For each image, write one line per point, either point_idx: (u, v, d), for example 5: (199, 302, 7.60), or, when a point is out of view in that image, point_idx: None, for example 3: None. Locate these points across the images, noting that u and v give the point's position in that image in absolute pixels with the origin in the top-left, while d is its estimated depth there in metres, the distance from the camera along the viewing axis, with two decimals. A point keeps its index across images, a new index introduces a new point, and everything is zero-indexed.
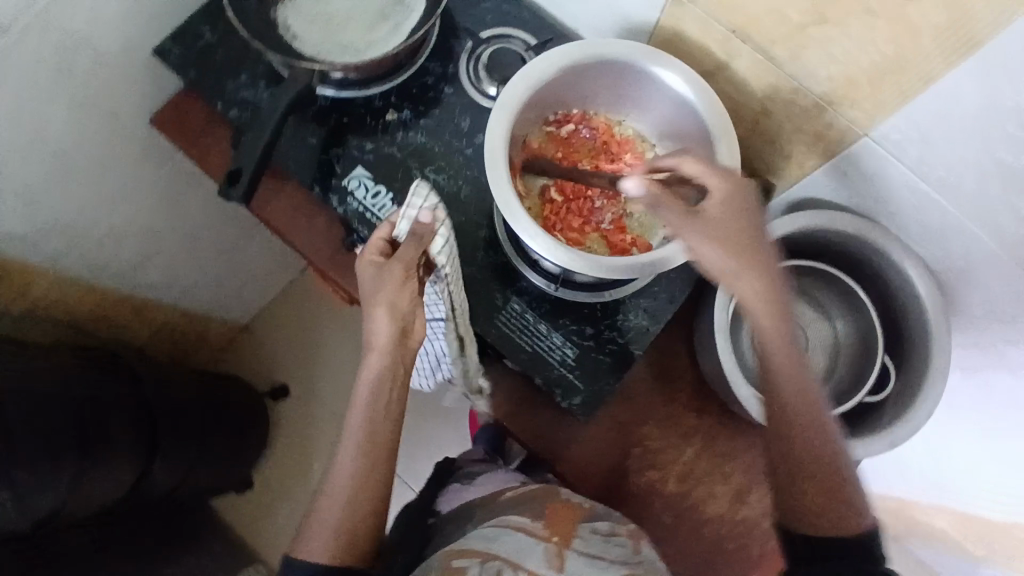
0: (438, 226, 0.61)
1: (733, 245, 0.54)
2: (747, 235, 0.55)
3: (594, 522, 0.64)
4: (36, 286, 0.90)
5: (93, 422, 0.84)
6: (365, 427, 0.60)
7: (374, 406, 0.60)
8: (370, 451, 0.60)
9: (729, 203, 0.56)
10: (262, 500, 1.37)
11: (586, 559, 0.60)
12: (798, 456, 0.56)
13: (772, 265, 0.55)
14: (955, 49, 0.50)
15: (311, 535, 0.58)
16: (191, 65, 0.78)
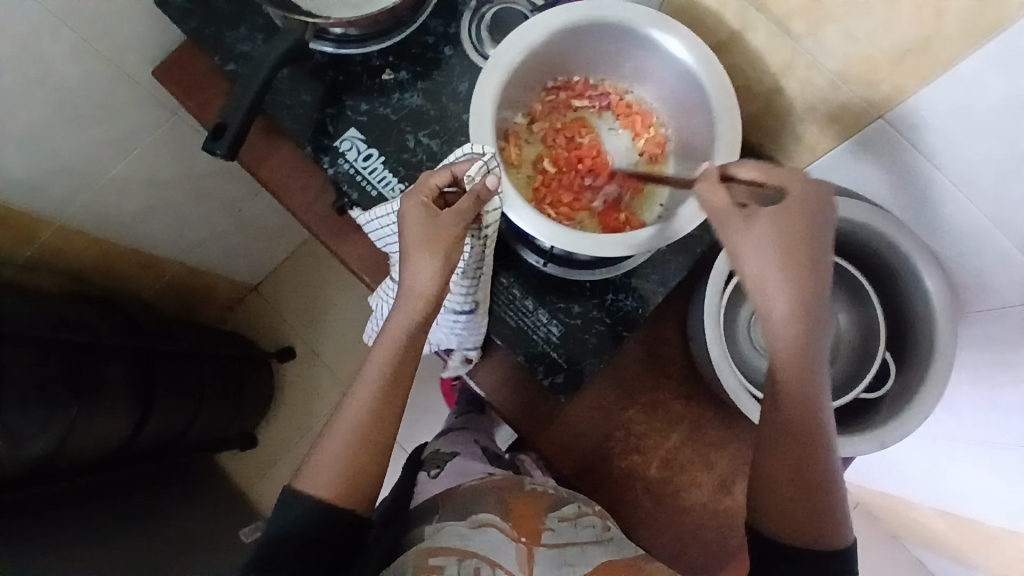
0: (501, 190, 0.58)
1: (789, 251, 0.52)
2: (800, 249, 0.52)
3: (560, 511, 0.64)
4: (41, 233, 0.91)
5: (94, 368, 0.86)
6: (384, 375, 0.60)
7: (395, 357, 0.60)
8: (386, 401, 0.61)
9: (791, 211, 0.53)
10: (263, 455, 1.40)
11: (557, 550, 0.60)
12: (788, 465, 0.55)
13: (817, 277, 0.53)
14: (981, 31, 0.47)
15: (314, 470, 0.59)
16: (192, 14, 0.77)
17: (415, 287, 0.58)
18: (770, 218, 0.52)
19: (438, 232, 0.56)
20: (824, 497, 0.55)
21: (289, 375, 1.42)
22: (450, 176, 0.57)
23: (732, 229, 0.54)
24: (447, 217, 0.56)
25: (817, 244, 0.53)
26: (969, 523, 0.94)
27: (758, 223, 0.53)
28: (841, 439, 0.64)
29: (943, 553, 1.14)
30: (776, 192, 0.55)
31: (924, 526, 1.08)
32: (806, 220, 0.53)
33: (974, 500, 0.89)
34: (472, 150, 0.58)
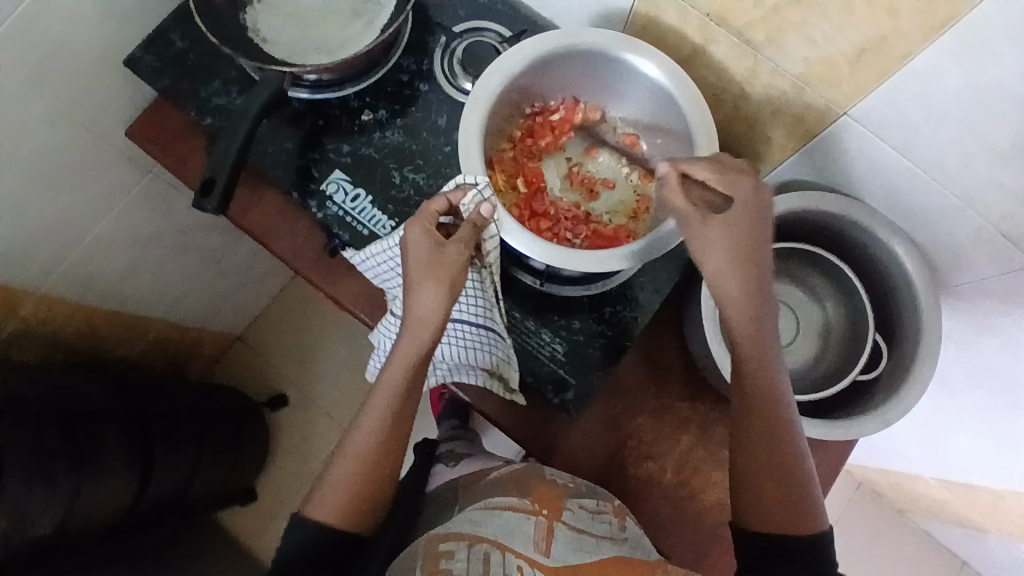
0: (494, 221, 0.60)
1: (739, 248, 0.55)
2: (748, 251, 0.55)
3: (580, 499, 0.65)
4: (24, 304, 0.89)
5: (89, 438, 0.84)
6: (393, 400, 0.61)
7: (406, 379, 0.60)
8: (396, 426, 0.61)
9: (737, 217, 0.55)
10: (265, 508, 1.36)
11: (575, 533, 0.61)
12: (754, 450, 0.57)
13: (760, 268, 0.56)
14: (933, 25, 0.50)
15: (326, 492, 0.60)
16: (164, 72, 0.77)
17: (423, 316, 0.58)
18: (720, 223, 0.55)
19: (441, 262, 0.58)
20: (799, 498, 0.56)
21: (284, 422, 1.40)
22: (447, 205, 0.60)
23: (687, 231, 0.56)
24: (446, 249, 0.58)
25: (761, 245, 0.56)
26: (972, 489, 0.96)
27: (712, 226, 0.55)
28: (845, 423, 0.66)
29: (949, 521, 1.17)
30: (724, 200, 0.57)
31: (928, 496, 1.11)
32: (745, 220, 0.55)
33: (974, 465, 0.92)
34: (466, 178, 0.60)
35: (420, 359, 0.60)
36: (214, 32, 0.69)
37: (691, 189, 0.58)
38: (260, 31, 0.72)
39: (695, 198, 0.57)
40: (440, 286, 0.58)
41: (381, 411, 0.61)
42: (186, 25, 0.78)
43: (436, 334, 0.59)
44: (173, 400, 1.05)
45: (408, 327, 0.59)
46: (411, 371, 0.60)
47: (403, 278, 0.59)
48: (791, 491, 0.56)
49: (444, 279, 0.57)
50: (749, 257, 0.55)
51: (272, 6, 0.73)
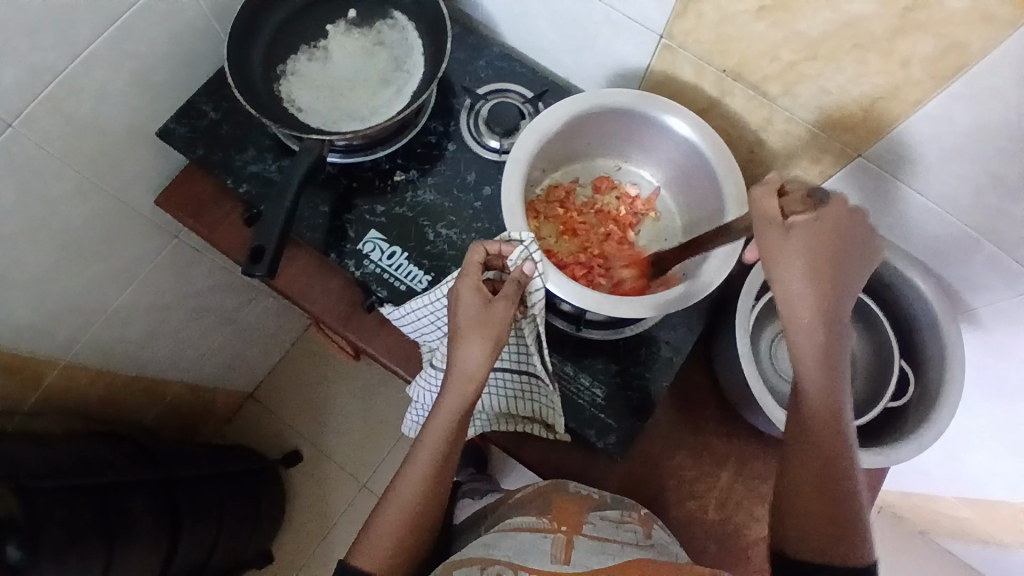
0: (536, 277, 0.62)
1: (812, 257, 0.55)
2: (828, 268, 0.55)
3: (602, 511, 0.62)
4: (47, 376, 0.89)
5: (117, 506, 0.83)
6: (439, 450, 0.60)
7: (452, 427, 0.61)
8: (440, 474, 0.61)
9: (823, 229, 0.55)
10: (280, 572, 1.32)
11: (596, 542, 0.57)
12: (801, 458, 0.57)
13: (828, 274, 0.55)
14: (944, 74, 0.54)
15: (370, 540, 0.59)
16: (197, 142, 0.79)
17: (466, 368, 0.60)
18: (804, 232, 0.55)
19: (488, 316, 0.60)
20: (845, 508, 0.56)
21: (299, 480, 1.37)
22: (490, 256, 0.62)
23: (777, 237, 0.55)
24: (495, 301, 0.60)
25: (837, 255, 0.56)
26: (997, 507, 0.98)
27: (802, 233, 0.55)
28: (884, 449, 0.67)
29: (971, 540, 1.18)
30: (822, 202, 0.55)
31: (950, 517, 1.12)
32: (834, 234, 0.55)
33: (997, 483, 0.94)
34: (511, 234, 0.62)
35: (465, 410, 0.61)
36: (253, 104, 0.72)
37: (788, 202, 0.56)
38: (296, 101, 0.76)
39: (792, 208, 0.56)
40: (485, 339, 0.59)
41: (426, 460, 0.60)
42: (219, 97, 0.81)
43: (480, 388, 0.61)
44: (200, 465, 1.03)
45: (452, 379, 0.60)
46: (456, 420, 0.61)
47: (449, 333, 0.61)
48: (836, 506, 0.56)
49: (489, 332, 0.59)
50: (820, 266, 0.55)
51: (306, 76, 0.77)
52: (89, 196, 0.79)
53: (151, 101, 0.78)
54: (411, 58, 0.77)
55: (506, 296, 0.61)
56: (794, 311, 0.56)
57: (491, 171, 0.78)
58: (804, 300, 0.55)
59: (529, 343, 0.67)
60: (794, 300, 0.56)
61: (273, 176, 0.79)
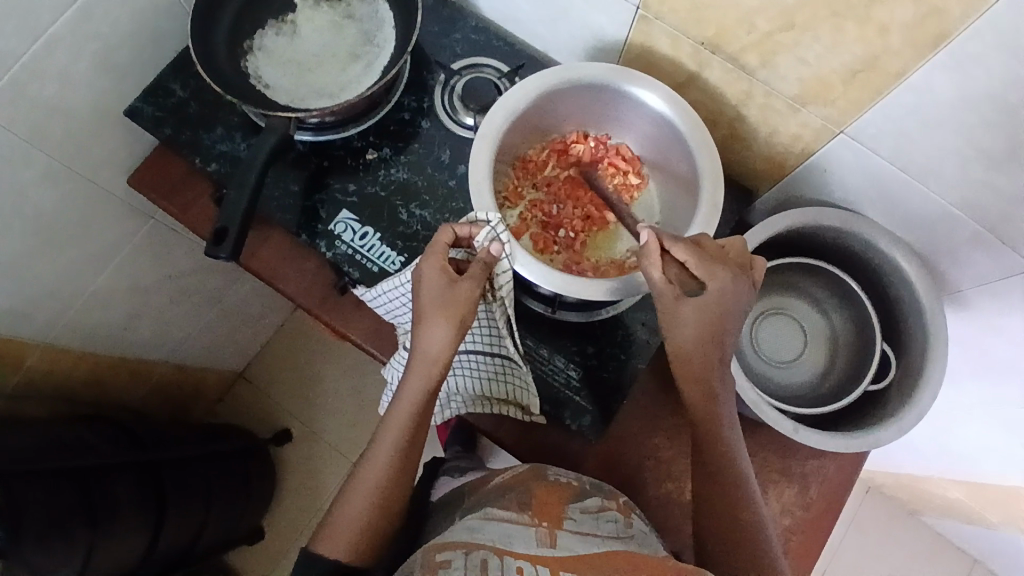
0: (503, 257, 0.61)
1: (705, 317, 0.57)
2: (714, 346, 0.58)
3: (581, 503, 0.61)
4: (29, 359, 0.88)
5: (98, 490, 0.82)
6: (403, 433, 0.60)
7: (416, 409, 0.60)
8: (405, 458, 0.60)
9: (707, 306, 0.57)
10: (273, 550, 1.33)
11: (578, 536, 0.55)
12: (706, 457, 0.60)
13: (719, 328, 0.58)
14: (925, 44, 0.52)
15: (335, 524, 0.59)
16: (166, 122, 0.78)
17: (430, 352, 0.59)
18: (695, 304, 0.57)
19: (452, 297, 0.59)
20: (737, 512, 0.59)
21: (291, 459, 1.37)
22: (454, 235, 0.61)
23: (663, 305, 0.58)
24: (462, 284, 0.59)
25: (728, 324, 0.58)
26: (987, 488, 0.97)
27: (686, 307, 0.57)
28: (862, 432, 0.67)
29: (962, 520, 1.17)
30: (700, 285, 0.58)
31: (938, 496, 1.11)
32: (718, 310, 0.57)
33: (984, 462, 0.93)
34: (478, 215, 0.61)
35: (429, 393, 0.60)
36: (217, 80, 0.70)
37: (668, 267, 0.59)
38: (263, 77, 0.74)
39: (672, 276, 0.59)
40: (449, 322, 0.58)
41: (390, 444, 0.60)
42: (187, 74, 0.79)
43: (445, 369, 0.60)
44: (186, 447, 1.03)
45: (416, 361, 0.60)
46: (420, 404, 0.60)
47: (413, 314, 0.60)
48: (753, 538, 0.58)
49: (452, 315, 0.58)
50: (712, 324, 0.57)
51: (273, 52, 0.75)
52: (58, 178, 0.77)
53: (117, 80, 0.76)
54: (381, 32, 0.75)
55: (470, 277, 0.60)
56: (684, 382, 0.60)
57: (465, 148, 0.76)
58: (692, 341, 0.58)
59: (499, 324, 0.67)
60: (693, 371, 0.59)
61: (242, 155, 0.77)
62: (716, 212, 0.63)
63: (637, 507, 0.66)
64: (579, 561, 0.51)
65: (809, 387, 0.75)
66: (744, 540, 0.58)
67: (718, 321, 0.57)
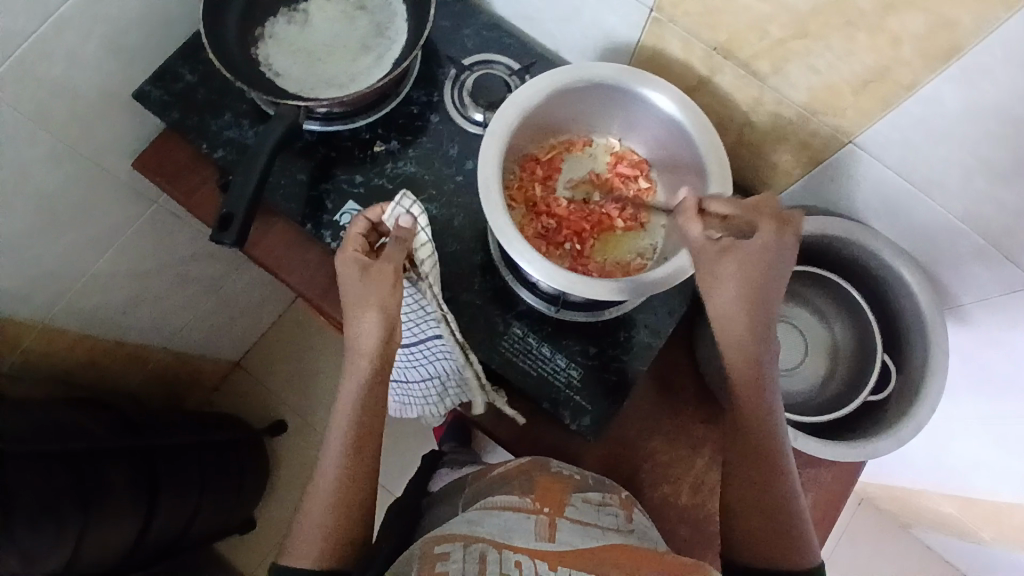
0: (418, 229, 0.62)
1: (751, 276, 0.57)
2: (759, 294, 0.57)
3: (583, 493, 0.61)
4: (26, 339, 0.87)
5: (91, 473, 0.82)
6: (352, 430, 0.60)
7: (361, 405, 0.61)
8: (359, 456, 0.60)
9: (749, 254, 0.56)
10: (264, 541, 1.32)
11: (579, 525, 0.55)
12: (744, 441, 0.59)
13: (762, 291, 0.57)
14: (935, 57, 0.52)
15: (300, 535, 0.58)
16: (173, 106, 0.77)
17: (359, 343, 0.60)
18: (737, 254, 0.57)
19: (367, 285, 0.59)
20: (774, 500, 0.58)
21: (285, 449, 1.37)
22: (368, 224, 0.62)
23: (704, 258, 0.58)
24: (376, 265, 0.59)
25: (772, 283, 0.57)
26: (980, 503, 0.97)
27: (730, 254, 0.57)
28: (859, 442, 0.67)
29: (954, 534, 1.18)
30: (748, 230, 0.58)
31: (931, 509, 1.11)
32: (761, 255, 0.57)
33: (979, 476, 0.93)
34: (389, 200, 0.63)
35: (366, 388, 0.61)
36: (227, 67, 0.70)
37: (709, 219, 0.60)
38: (273, 66, 0.73)
39: (715, 228, 0.60)
40: (375, 309, 0.59)
41: (339, 444, 0.60)
42: (196, 60, 0.79)
43: (382, 360, 0.61)
44: (180, 434, 1.03)
45: (348, 356, 0.61)
46: (361, 398, 0.61)
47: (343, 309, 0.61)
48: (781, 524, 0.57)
49: (374, 298, 0.59)
50: (758, 282, 0.57)
51: (284, 41, 0.74)
52: (63, 159, 0.77)
53: (126, 63, 0.76)
54: (393, 24, 0.75)
55: (386, 257, 0.60)
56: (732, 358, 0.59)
57: (473, 144, 0.76)
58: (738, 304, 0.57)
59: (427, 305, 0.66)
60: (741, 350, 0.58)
61: (249, 142, 0.77)
62: None
63: (639, 504, 0.66)
64: (579, 556, 0.51)
65: (807, 395, 0.76)
66: (773, 516, 0.57)
67: (760, 266, 0.56)
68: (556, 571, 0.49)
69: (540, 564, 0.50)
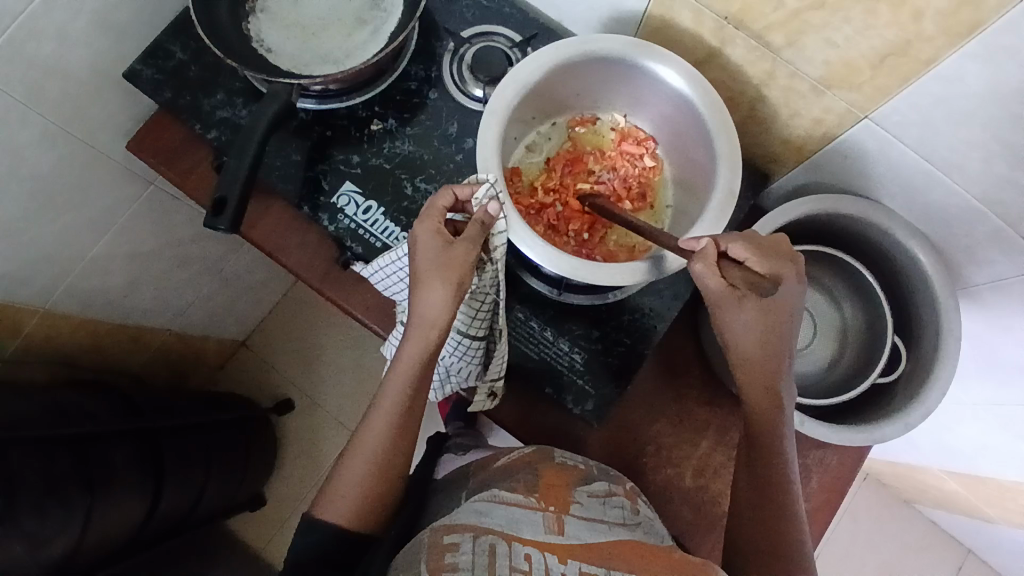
0: (500, 218, 0.59)
1: (767, 325, 0.55)
2: (775, 344, 0.56)
3: (588, 487, 0.60)
4: (27, 324, 0.86)
5: (95, 458, 0.82)
6: (402, 399, 0.59)
7: (413, 378, 0.59)
8: (405, 426, 0.60)
9: (768, 310, 0.55)
10: (273, 516, 1.34)
11: (587, 521, 0.55)
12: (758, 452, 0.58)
13: (782, 339, 0.56)
14: (959, 32, 0.49)
15: (335, 494, 0.58)
16: (165, 85, 0.75)
17: (428, 316, 0.58)
18: (757, 304, 0.55)
19: (448, 258, 0.57)
20: (778, 505, 0.56)
21: (291, 428, 1.38)
22: (454, 199, 0.59)
23: (725, 310, 0.55)
24: (459, 246, 0.57)
25: (788, 328, 0.56)
26: (984, 483, 0.96)
27: (749, 309, 0.55)
28: (867, 427, 0.65)
29: (956, 511, 1.17)
30: (771, 283, 0.56)
31: (934, 487, 1.11)
32: (783, 312, 0.55)
33: (983, 458, 0.92)
34: (478, 176, 0.59)
35: (428, 358, 0.59)
36: (218, 44, 0.67)
37: (729, 270, 0.56)
38: (265, 42, 0.71)
39: (735, 279, 0.56)
40: (446, 284, 0.57)
41: (389, 412, 0.59)
42: (187, 36, 0.76)
43: (443, 335, 0.59)
44: (186, 416, 1.04)
45: (413, 324, 0.58)
46: (418, 369, 0.59)
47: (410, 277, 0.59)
48: (782, 532, 0.56)
49: (450, 278, 0.57)
50: (775, 331, 0.56)
51: (277, 15, 0.72)
52: (55, 141, 0.75)
53: (115, 41, 0.74)
54: None
55: (467, 238, 0.58)
56: (746, 379, 0.58)
57: (473, 121, 0.73)
58: (757, 344, 0.56)
59: (484, 291, 0.64)
60: (761, 373, 0.57)
61: (243, 122, 0.75)
62: (732, 197, 0.61)
63: (643, 494, 0.66)
64: (589, 551, 0.52)
65: (815, 377, 0.74)
66: (774, 504, 0.56)
67: (780, 323, 0.56)
68: (566, 563, 0.50)
69: (550, 557, 0.50)
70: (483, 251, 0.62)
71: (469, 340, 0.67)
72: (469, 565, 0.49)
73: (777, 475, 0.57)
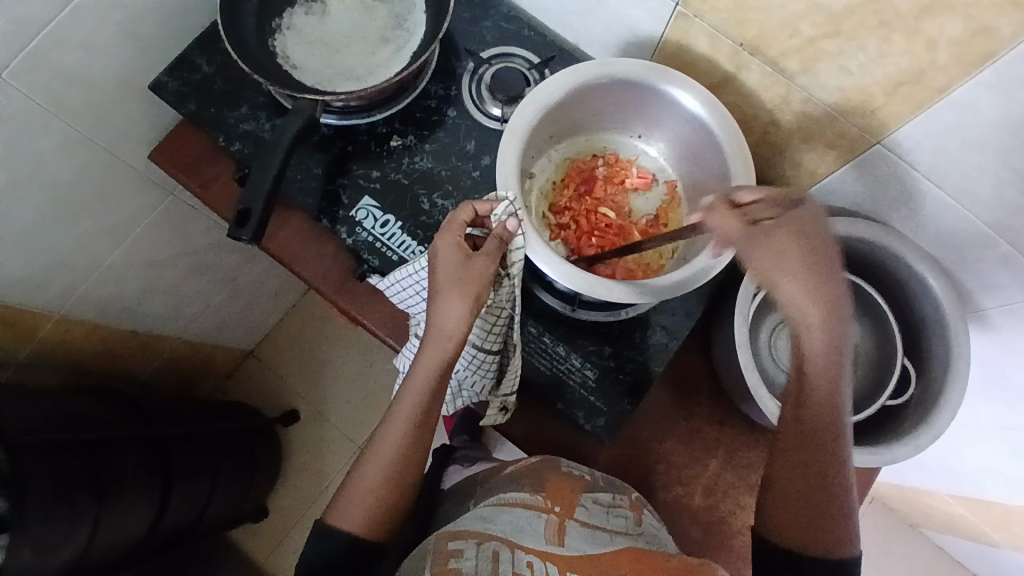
0: (519, 235, 0.60)
1: (808, 263, 0.51)
2: (822, 281, 0.51)
3: (594, 493, 0.61)
4: (41, 329, 0.87)
5: (105, 463, 0.82)
6: (418, 408, 0.60)
7: (429, 389, 0.60)
8: (419, 435, 0.60)
9: (798, 229, 0.52)
10: (274, 527, 1.34)
11: (588, 529, 0.55)
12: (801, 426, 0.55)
13: (827, 272, 0.51)
14: (972, 61, 0.50)
15: (349, 501, 0.59)
16: (190, 97, 0.77)
17: (446, 328, 0.58)
18: (784, 234, 0.52)
19: (467, 272, 0.58)
20: (813, 471, 0.55)
21: (296, 439, 1.38)
22: (474, 214, 0.60)
23: (749, 247, 0.53)
24: (477, 260, 0.58)
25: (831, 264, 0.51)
26: (992, 508, 0.96)
27: (776, 237, 0.52)
28: (877, 449, 0.66)
29: (963, 537, 1.17)
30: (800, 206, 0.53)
31: (942, 512, 1.11)
32: (817, 238, 0.51)
33: (992, 483, 0.92)
34: (497, 192, 0.60)
35: (444, 369, 0.60)
36: (245, 59, 0.69)
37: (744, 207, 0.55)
38: (290, 58, 0.73)
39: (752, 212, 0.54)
40: (465, 297, 0.58)
41: (403, 421, 0.60)
42: (212, 50, 0.78)
43: (460, 346, 0.59)
44: (196, 424, 1.04)
45: (430, 336, 0.59)
46: (434, 379, 0.60)
47: (429, 288, 0.60)
48: (821, 508, 0.55)
49: (468, 290, 0.58)
50: (818, 266, 0.51)
51: (302, 32, 0.74)
52: (78, 149, 0.76)
53: (143, 53, 0.76)
54: (412, 16, 0.74)
55: (486, 252, 0.59)
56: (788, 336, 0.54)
57: (491, 139, 0.75)
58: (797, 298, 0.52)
59: (501, 305, 0.65)
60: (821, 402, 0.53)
61: (265, 135, 0.76)
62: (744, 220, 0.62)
63: (650, 506, 0.66)
64: (590, 562, 0.51)
65: None
66: (803, 478, 0.56)
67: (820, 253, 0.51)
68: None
69: (552, 566, 0.50)
70: (502, 266, 0.63)
71: (484, 354, 0.67)
72: (473, 569, 0.49)
73: (814, 441, 0.55)
